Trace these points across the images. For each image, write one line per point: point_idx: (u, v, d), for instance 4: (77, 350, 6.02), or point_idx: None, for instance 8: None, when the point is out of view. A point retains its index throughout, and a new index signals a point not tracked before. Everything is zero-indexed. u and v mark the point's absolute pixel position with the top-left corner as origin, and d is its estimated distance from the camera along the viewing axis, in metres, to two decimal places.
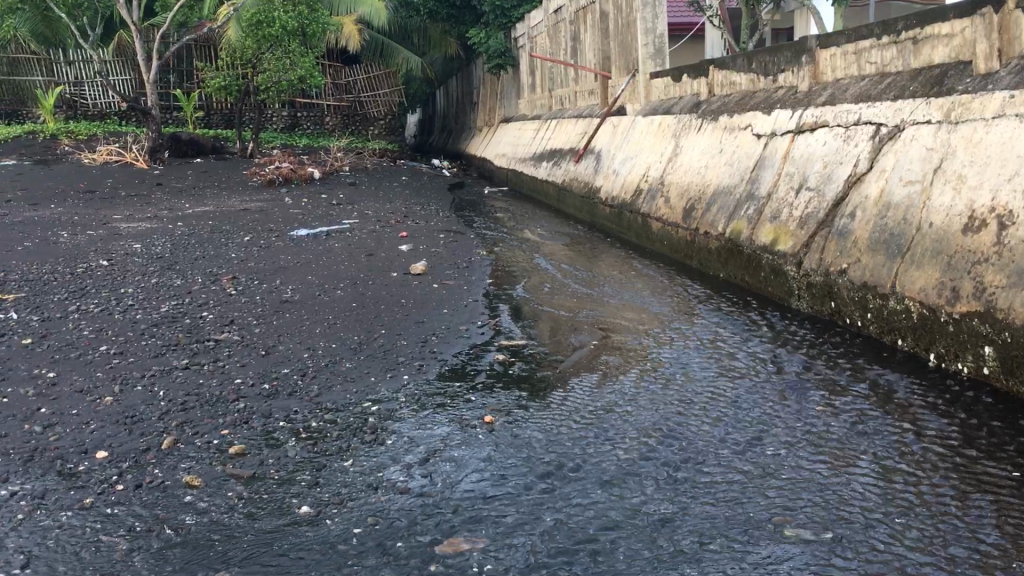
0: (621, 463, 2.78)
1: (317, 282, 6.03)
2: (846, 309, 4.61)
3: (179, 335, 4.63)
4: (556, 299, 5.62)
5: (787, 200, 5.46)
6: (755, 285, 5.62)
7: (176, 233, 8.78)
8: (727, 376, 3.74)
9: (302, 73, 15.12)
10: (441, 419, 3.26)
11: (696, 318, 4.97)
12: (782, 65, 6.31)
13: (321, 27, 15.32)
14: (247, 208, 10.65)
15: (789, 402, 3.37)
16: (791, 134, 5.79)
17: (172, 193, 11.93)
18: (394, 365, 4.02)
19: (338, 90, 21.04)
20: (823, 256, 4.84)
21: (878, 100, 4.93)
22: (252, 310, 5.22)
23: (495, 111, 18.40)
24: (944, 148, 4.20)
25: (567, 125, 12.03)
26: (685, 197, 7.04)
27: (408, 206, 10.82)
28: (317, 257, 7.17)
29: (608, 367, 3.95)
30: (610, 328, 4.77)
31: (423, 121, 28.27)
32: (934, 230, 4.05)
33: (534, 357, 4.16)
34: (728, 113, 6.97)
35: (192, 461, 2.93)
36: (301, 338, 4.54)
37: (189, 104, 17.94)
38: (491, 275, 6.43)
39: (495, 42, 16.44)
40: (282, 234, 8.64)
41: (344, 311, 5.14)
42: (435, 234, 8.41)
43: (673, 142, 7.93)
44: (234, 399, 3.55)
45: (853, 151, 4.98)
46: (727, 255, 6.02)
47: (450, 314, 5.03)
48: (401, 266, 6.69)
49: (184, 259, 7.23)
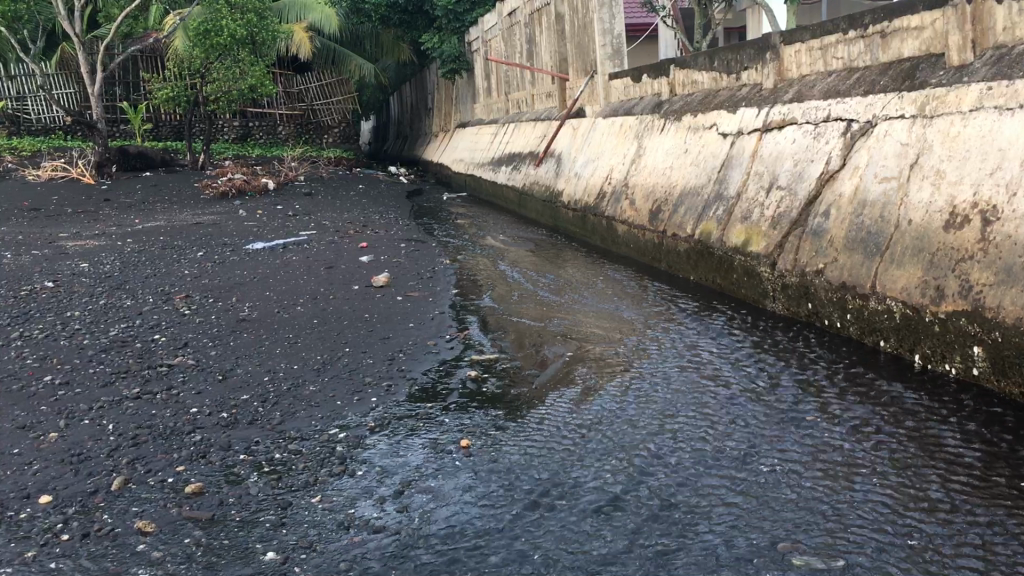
0: (611, 490, 2.60)
1: (275, 299, 5.79)
2: (824, 310, 4.48)
3: (130, 361, 4.36)
4: (525, 308, 5.44)
5: (757, 200, 5.34)
6: (728, 287, 5.48)
7: (126, 250, 8.46)
8: (711, 387, 3.60)
9: (253, 82, 14.77)
10: (414, 445, 3.07)
11: (672, 325, 4.83)
12: (746, 62, 6.20)
13: (271, 35, 15.02)
14: (200, 222, 10.33)
15: (779, 415, 3.22)
16: (759, 132, 5.67)
17: (121, 209, 11.56)
18: (361, 387, 3.80)
19: (290, 98, 20.68)
20: (798, 257, 4.71)
21: (848, 95, 4.82)
22: (207, 330, 4.97)
23: (450, 116, 18.19)
24: (920, 143, 4.09)
25: (525, 129, 11.87)
26: (651, 199, 6.90)
27: (366, 215, 10.58)
28: (275, 272, 6.92)
29: (585, 381, 3.78)
30: (584, 338, 4.60)
31: (377, 128, 27.97)
32: (914, 227, 3.93)
33: (507, 373, 3.97)
34: (692, 112, 6.85)
35: (144, 504, 2.70)
36: (260, 360, 4.30)
37: (136, 116, 17.49)
38: (456, 285, 6.23)
39: (449, 46, 16.24)
40: (236, 248, 8.36)
41: (305, 329, 4.91)
42: (396, 244, 8.20)
43: (636, 143, 7.79)
44: (191, 431, 3.32)
45: (823, 148, 4.86)
46: (697, 258, 5.88)
47: (416, 329, 4.82)
48: (362, 278, 6.46)
49: (135, 278, 6.94)
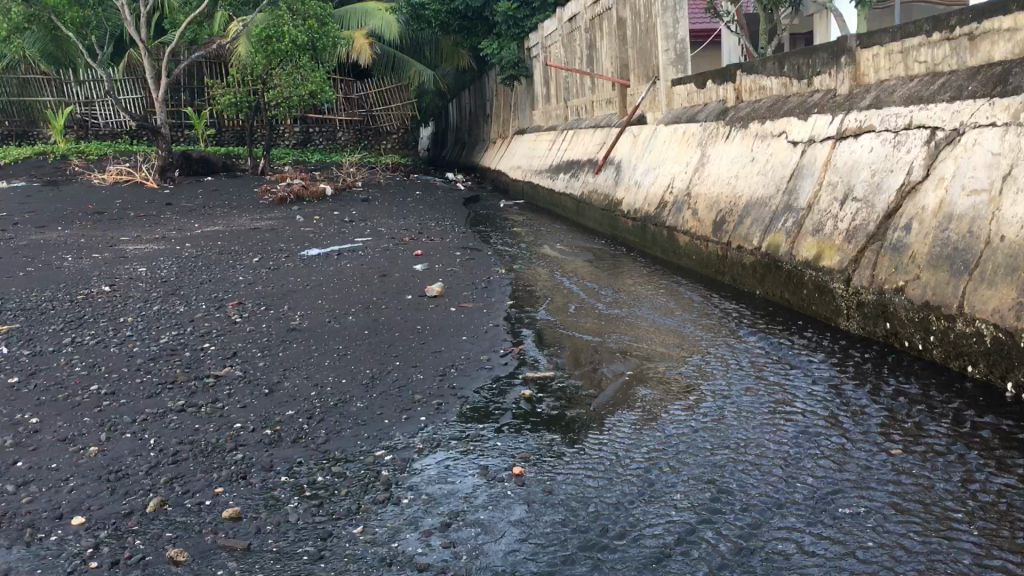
0: (678, 533, 2.39)
1: (327, 308, 5.67)
2: (904, 331, 4.19)
3: (177, 371, 4.26)
4: (582, 321, 5.23)
5: (830, 212, 5.05)
6: (798, 303, 5.21)
7: (183, 255, 8.45)
8: (785, 414, 3.35)
9: (312, 89, 14.80)
10: (465, 471, 2.88)
11: (738, 343, 4.58)
12: (819, 67, 5.92)
13: (332, 41, 15.04)
14: (257, 226, 10.32)
15: (863, 449, 2.97)
16: (832, 140, 5.39)
17: (181, 213, 11.63)
18: (410, 404, 3.63)
19: (349, 104, 20.76)
20: (875, 273, 4.42)
21: (933, 101, 4.51)
22: (256, 340, 4.86)
23: (508, 123, 18.07)
24: (1013, 153, 3.78)
25: (584, 136, 11.67)
26: (714, 209, 6.64)
27: (422, 221, 10.46)
28: (329, 279, 6.81)
29: (645, 404, 3.56)
30: (644, 356, 4.38)
31: (436, 135, 28.00)
32: (1007, 243, 3.62)
33: (563, 392, 3.77)
34: (759, 119, 6.57)
35: (179, 530, 2.55)
36: (308, 373, 4.16)
37: (199, 121, 17.67)
38: (512, 297, 6.04)
39: (508, 52, 16.10)
40: (292, 254, 8.30)
41: (355, 341, 4.76)
42: (451, 252, 8.05)
43: (700, 151, 7.53)
44: (232, 449, 3.17)
45: (904, 158, 4.57)
46: (764, 271, 5.61)
47: (470, 342, 4.65)
48: (416, 287, 6.31)
49: (190, 283, 6.90)
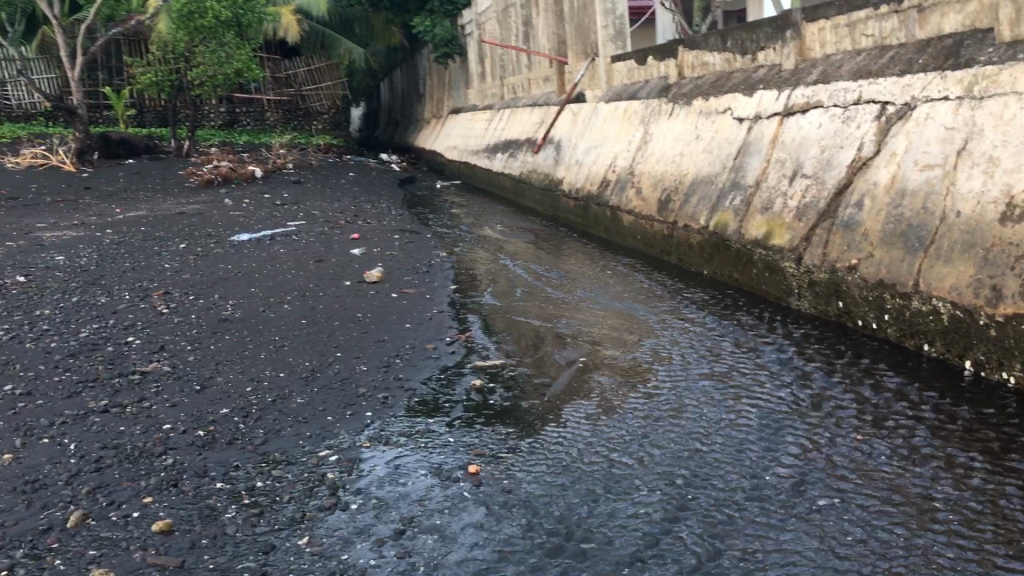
0: (648, 535, 2.25)
1: (260, 296, 5.41)
2: (858, 310, 4.12)
3: (99, 368, 3.97)
4: (530, 305, 5.07)
5: (779, 189, 4.97)
6: (747, 283, 5.13)
7: (104, 242, 8.05)
8: (746, 402, 3.24)
9: (239, 66, 14.48)
10: (415, 471, 2.70)
11: (690, 326, 4.48)
12: (763, 42, 5.81)
13: (258, 17, 14.52)
14: (183, 211, 9.92)
15: (829, 437, 2.87)
16: (779, 116, 5.29)
17: (102, 197, 11.13)
18: (354, 399, 3.42)
19: (278, 84, 20.25)
20: (826, 251, 4.34)
21: (882, 75, 4.43)
22: (185, 332, 4.58)
23: (443, 102, 17.78)
24: (968, 127, 3.71)
25: (522, 115, 11.48)
26: (659, 188, 6.53)
27: (357, 204, 10.18)
28: (262, 265, 6.53)
29: (602, 394, 3.42)
30: (595, 340, 4.24)
31: (368, 115, 27.51)
32: (963, 219, 3.55)
33: (516, 382, 3.61)
34: (703, 96, 6.46)
35: (103, 546, 2.32)
36: (242, 367, 3.92)
37: (120, 102, 17.03)
38: (454, 281, 5.85)
39: (441, 30, 15.79)
40: (221, 240, 7.97)
41: (293, 331, 4.52)
42: (388, 235, 7.81)
43: (642, 129, 7.41)
44: (162, 453, 2.94)
45: (855, 133, 4.48)
46: (711, 251, 5.53)
47: (414, 330, 4.46)
48: (354, 273, 6.07)
49: (112, 272, 6.55)
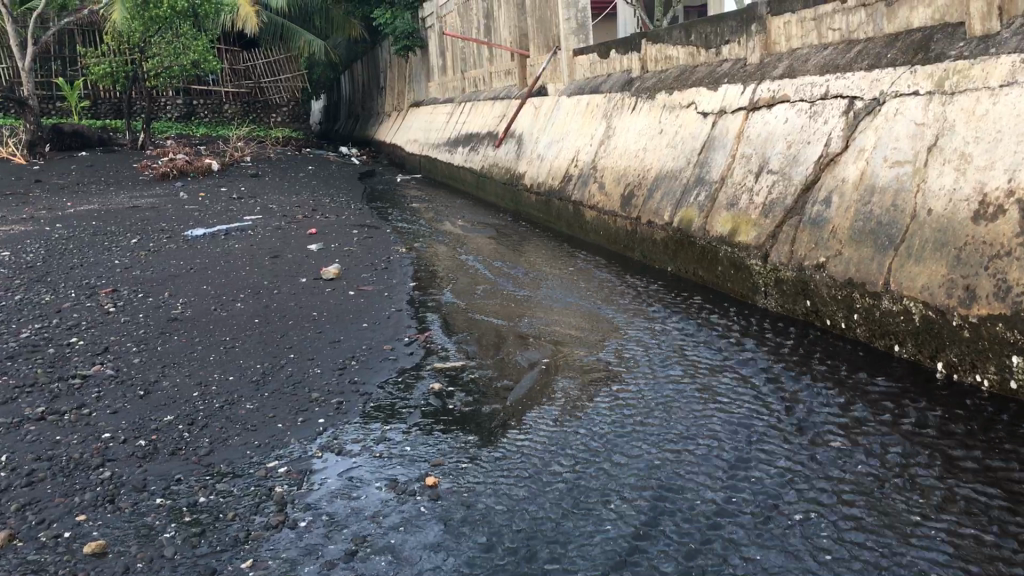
0: (616, 555, 2.12)
1: (212, 293, 5.21)
2: (825, 309, 4.04)
3: (37, 371, 3.76)
4: (491, 304, 4.93)
5: (745, 185, 4.87)
6: (712, 280, 5.03)
7: (53, 237, 7.77)
8: (716, 407, 3.14)
9: (195, 57, 14.20)
10: (370, 484, 2.55)
11: (656, 325, 4.37)
12: (727, 36, 5.72)
13: (216, 7, 14.22)
14: (137, 205, 9.64)
15: (801, 446, 2.77)
16: (744, 111, 5.20)
17: (52, 191, 10.80)
18: (306, 404, 3.26)
19: (236, 76, 19.91)
20: (793, 249, 4.25)
21: (849, 70, 4.34)
22: (132, 333, 4.38)
23: (403, 95, 17.56)
24: (939, 123, 3.63)
25: (483, 109, 11.32)
26: (622, 183, 6.41)
27: (316, 198, 9.97)
28: (215, 262, 6.33)
29: (566, 399, 3.30)
30: (559, 341, 4.11)
31: (328, 108, 27.18)
32: (935, 217, 3.47)
33: (476, 385, 3.48)
34: (666, 89, 6.36)
35: (29, 572, 2.14)
36: (190, 370, 3.73)
37: (72, 93, 16.60)
38: (414, 278, 5.69)
39: (402, 22, 15.57)
40: (174, 235, 7.74)
41: (245, 331, 4.33)
42: (347, 230, 7.62)
43: (604, 123, 7.29)
44: (99, 465, 2.76)
45: (822, 129, 4.39)
46: (675, 247, 5.43)
47: (371, 330, 4.31)
48: (311, 270, 5.88)
49: (59, 268, 6.31)
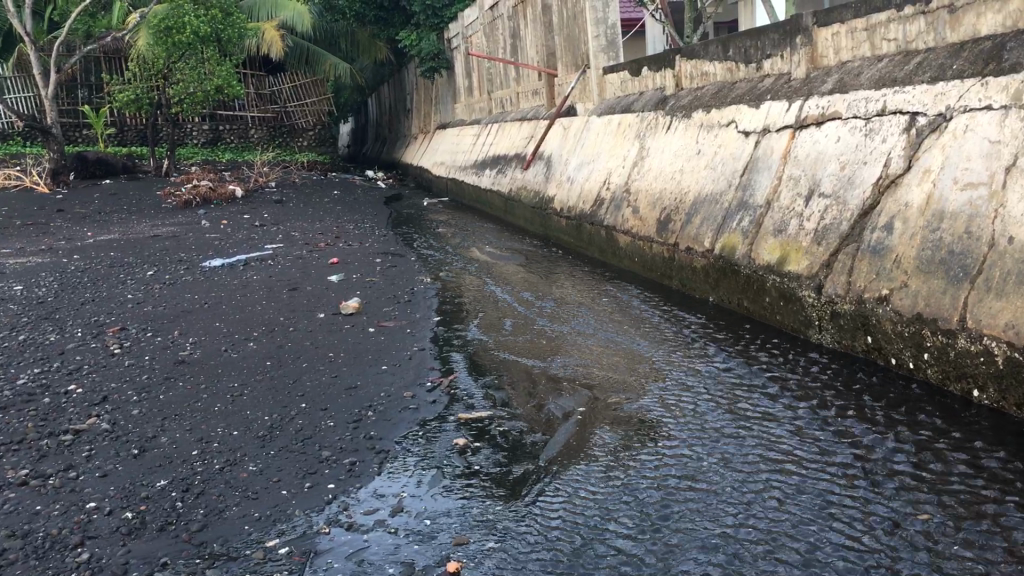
0: None
1: (224, 331, 4.91)
2: (890, 346, 3.64)
3: (26, 426, 3.45)
4: (521, 341, 4.58)
5: (794, 210, 4.49)
6: (758, 312, 4.65)
7: (68, 269, 7.52)
8: (778, 473, 2.77)
9: (220, 82, 13.95)
10: (383, 571, 2.23)
11: (702, 368, 4.00)
12: (769, 49, 5.36)
13: (239, 32, 14.11)
14: (158, 234, 9.41)
15: (877, 523, 2.41)
16: (791, 129, 4.82)
17: (74, 220, 10.62)
18: (315, 466, 2.92)
19: (261, 100, 19.80)
20: (851, 280, 3.86)
21: (909, 83, 3.96)
22: (134, 379, 4.06)
23: (430, 117, 17.32)
24: (1017, 140, 3.23)
25: (511, 129, 11.01)
26: (658, 207, 6.05)
27: (340, 224, 9.69)
28: (231, 295, 6.05)
29: (605, 457, 2.95)
30: (595, 385, 3.76)
31: (355, 131, 27.05)
32: (1017, 246, 3.07)
33: (506, 440, 3.12)
34: (704, 107, 6.00)
35: None
36: (192, 424, 3.40)
37: (98, 120, 16.50)
38: (438, 311, 5.35)
39: (428, 44, 15.33)
40: (191, 266, 7.47)
41: (255, 376, 4.01)
42: (370, 259, 7.31)
43: (637, 143, 6.95)
44: (78, 544, 2.44)
45: (880, 147, 4.01)
46: (718, 276, 5.05)
47: (391, 373, 3.97)
48: (330, 304, 5.57)
49: (70, 304, 6.05)
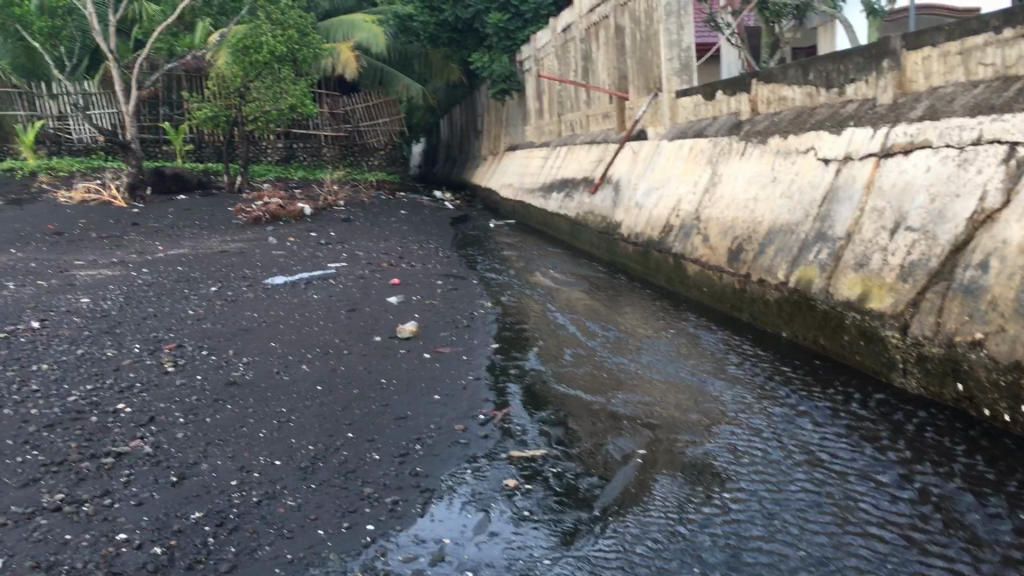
0: None
1: (278, 352, 4.80)
2: (983, 396, 3.30)
3: (70, 446, 3.35)
4: (581, 373, 4.38)
5: (877, 243, 4.21)
6: (835, 351, 4.37)
7: (136, 283, 7.55)
8: (855, 539, 2.53)
9: (294, 101, 14.04)
10: None
11: (773, 412, 3.74)
12: (853, 73, 5.08)
13: (314, 52, 14.28)
14: (226, 250, 9.44)
15: None
16: (875, 158, 4.54)
17: (148, 234, 10.75)
18: (355, 503, 2.76)
19: (334, 119, 20.00)
20: (940, 321, 3.56)
21: (1009, 110, 3.66)
22: (184, 400, 3.96)
23: (500, 139, 17.26)
24: None
25: (580, 152, 10.83)
26: (729, 236, 5.79)
27: (405, 244, 9.61)
28: (290, 314, 5.96)
29: (667, 508, 2.73)
30: (659, 426, 3.53)
31: (427, 151, 27.18)
32: None
33: (560, 484, 2.92)
34: (781, 133, 5.73)
35: None
36: (235, 450, 3.27)
37: (177, 136, 16.81)
38: (497, 338, 5.17)
39: (500, 65, 15.28)
40: (255, 282, 7.44)
41: (304, 401, 3.88)
42: (432, 281, 7.18)
43: (710, 169, 6.70)
44: None
45: (974, 180, 3.72)
46: (792, 310, 4.78)
47: (444, 404, 3.80)
48: (387, 327, 5.43)
49: (132, 318, 6.03)
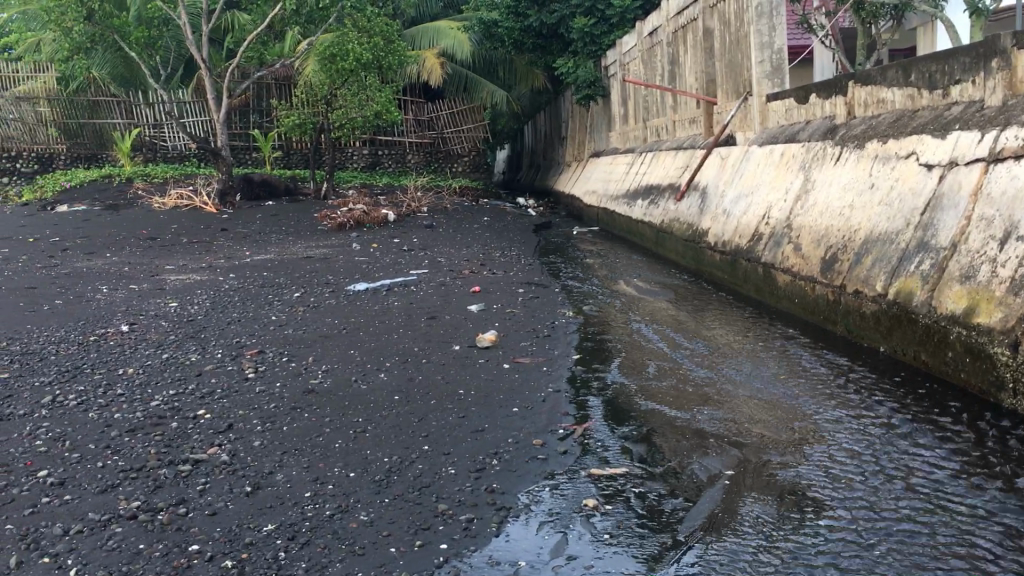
0: None
1: (357, 360, 4.77)
2: None
3: (150, 452, 3.35)
4: (665, 387, 4.22)
5: (986, 253, 3.94)
6: (939, 368, 4.11)
7: (222, 288, 7.66)
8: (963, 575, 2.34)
9: (378, 108, 14.15)
10: None
11: (871, 433, 3.53)
12: (959, 74, 4.80)
13: (399, 59, 14.37)
14: (310, 256, 9.53)
15: None
16: (983, 163, 4.27)
17: (236, 239, 10.95)
18: (429, 520, 2.67)
19: (419, 126, 20.13)
20: None
21: None
22: (262, 407, 3.95)
23: (584, 146, 17.11)
24: None
25: (666, 158, 10.62)
26: (823, 245, 5.54)
27: (487, 251, 9.55)
28: (370, 321, 5.94)
29: (757, 534, 2.57)
30: (748, 444, 3.36)
31: (511, 158, 27.18)
32: None
33: (643, 505, 2.78)
34: (880, 137, 5.47)
35: None
36: (311, 461, 3.23)
37: (266, 143, 17.14)
38: (579, 349, 5.05)
39: (585, 70, 15.14)
40: (337, 289, 7.47)
41: (381, 411, 3.83)
42: (513, 289, 7.09)
43: (803, 175, 6.44)
44: None
45: None
46: (891, 324, 4.53)
47: (523, 417, 3.69)
48: (467, 336, 5.36)
49: (217, 323, 6.10)
